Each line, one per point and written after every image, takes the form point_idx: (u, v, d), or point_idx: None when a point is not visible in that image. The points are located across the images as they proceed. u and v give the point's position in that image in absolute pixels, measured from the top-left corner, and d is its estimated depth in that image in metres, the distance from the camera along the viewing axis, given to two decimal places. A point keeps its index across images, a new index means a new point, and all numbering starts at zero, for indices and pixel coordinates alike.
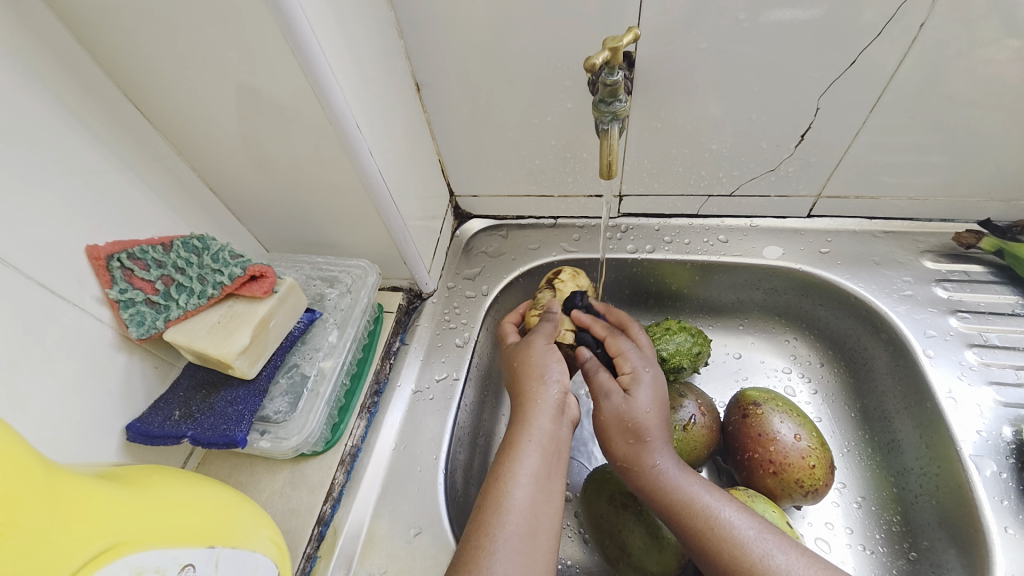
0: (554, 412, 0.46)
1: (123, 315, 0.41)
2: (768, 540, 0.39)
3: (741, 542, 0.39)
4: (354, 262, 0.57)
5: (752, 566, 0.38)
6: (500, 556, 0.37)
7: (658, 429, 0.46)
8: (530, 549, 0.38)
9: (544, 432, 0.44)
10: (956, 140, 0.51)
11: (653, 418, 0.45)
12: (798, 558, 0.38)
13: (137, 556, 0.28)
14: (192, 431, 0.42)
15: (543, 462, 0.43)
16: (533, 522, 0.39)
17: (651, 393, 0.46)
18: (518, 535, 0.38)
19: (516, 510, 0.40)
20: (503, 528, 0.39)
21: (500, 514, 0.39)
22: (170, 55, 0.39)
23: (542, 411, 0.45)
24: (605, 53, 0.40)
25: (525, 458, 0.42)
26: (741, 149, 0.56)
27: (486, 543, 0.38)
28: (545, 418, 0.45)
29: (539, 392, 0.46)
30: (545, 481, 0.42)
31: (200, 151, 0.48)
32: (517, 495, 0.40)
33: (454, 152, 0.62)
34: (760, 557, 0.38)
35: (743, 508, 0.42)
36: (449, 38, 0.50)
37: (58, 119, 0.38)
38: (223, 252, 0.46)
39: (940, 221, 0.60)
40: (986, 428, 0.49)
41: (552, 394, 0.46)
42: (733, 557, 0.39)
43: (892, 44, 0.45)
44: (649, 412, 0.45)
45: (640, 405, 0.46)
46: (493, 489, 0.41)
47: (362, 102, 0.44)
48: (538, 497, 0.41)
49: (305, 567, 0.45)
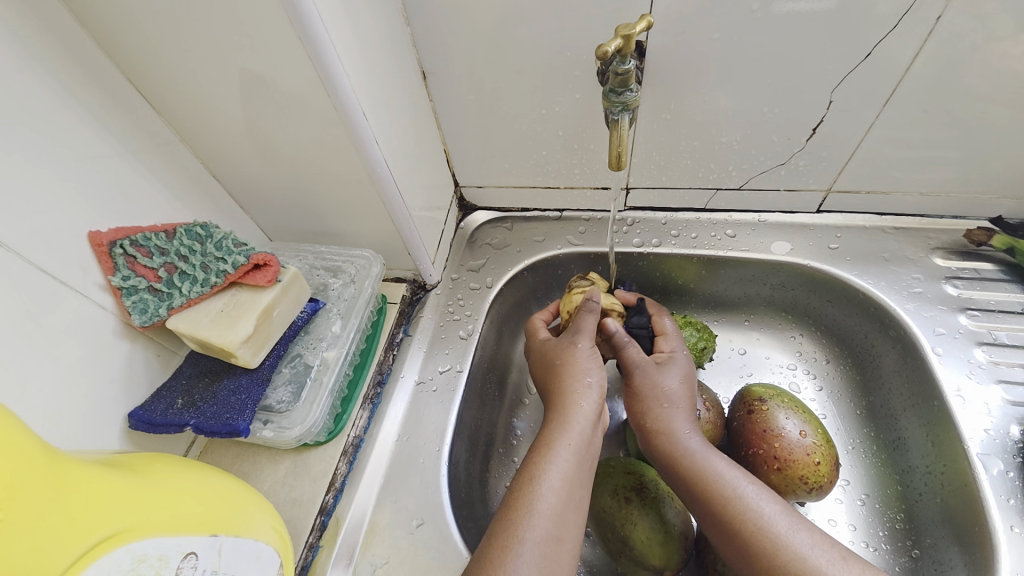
0: (592, 415, 0.45)
1: (126, 303, 0.41)
2: (793, 516, 0.39)
3: (764, 515, 0.39)
4: (358, 252, 0.56)
5: (777, 539, 0.38)
6: (525, 559, 0.37)
7: (682, 405, 0.47)
8: (557, 553, 0.38)
9: (580, 435, 0.44)
10: (971, 135, 0.50)
11: (683, 391, 0.48)
12: (820, 539, 0.38)
13: (140, 544, 0.28)
14: (195, 419, 0.42)
15: (574, 465, 0.42)
16: (559, 528, 0.39)
17: (683, 368, 0.50)
18: (545, 541, 0.38)
19: (545, 514, 0.39)
20: (532, 531, 0.38)
21: (529, 517, 0.39)
22: (173, 39, 0.38)
23: (580, 417, 0.44)
24: (617, 41, 0.39)
25: (558, 461, 0.42)
26: (751, 142, 0.55)
27: (512, 544, 0.37)
28: (583, 422, 0.44)
29: (579, 395, 0.46)
30: (575, 485, 0.41)
31: (203, 138, 0.47)
32: (546, 499, 0.40)
33: (460, 142, 0.61)
34: (786, 533, 0.38)
35: (764, 486, 0.42)
36: (457, 25, 0.49)
37: (60, 103, 0.38)
38: (227, 240, 0.45)
39: (951, 217, 0.59)
40: (993, 427, 0.49)
41: (592, 398, 0.46)
42: (756, 529, 0.39)
43: (909, 36, 0.44)
44: (675, 384, 0.48)
45: (670, 377, 0.49)
46: (521, 492, 0.40)
47: (367, 90, 0.43)
48: (567, 501, 0.40)
49: (307, 556, 0.46)
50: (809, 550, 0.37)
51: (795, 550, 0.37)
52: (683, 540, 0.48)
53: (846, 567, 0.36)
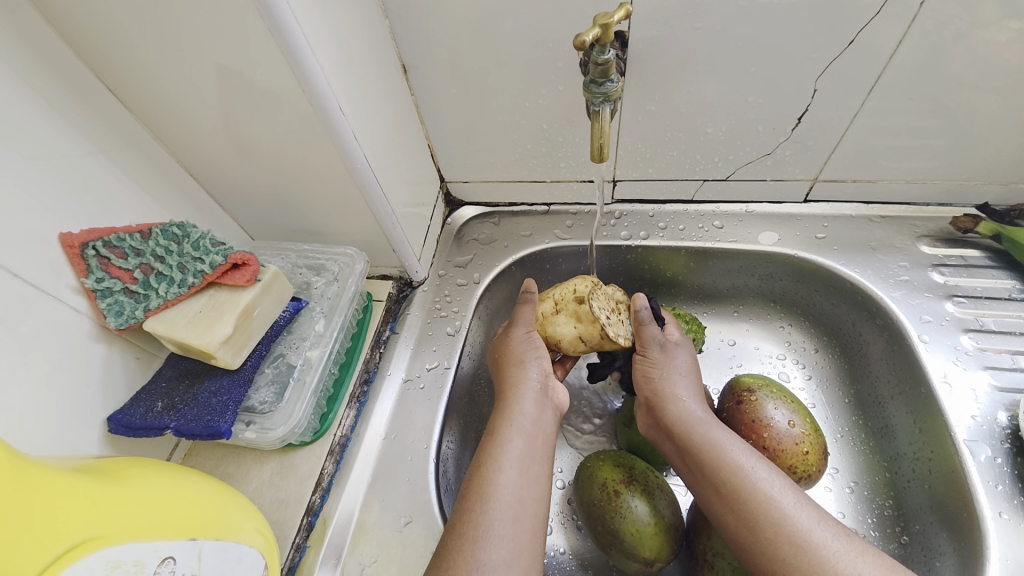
0: (537, 395, 0.48)
1: (101, 306, 0.40)
2: (796, 493, 0.40)
3: (770, 490, 0.40)
4: (341, 250, 0.56)
5: (783, 512, 0.38)
6: (489, 542, 0.37)
7: (691, 383, 0.49)
8: (517, 534, 0.38)
9: (527, 417, 0.46)
10: (956, 122, 0.50)
11: (687, 372, 0.49)
12: (825, 517, 0.38)
13: (114, 550, 0.27)
14: (175, 422, 0.41)
15: (528, 447, 0.44)
16: (518, 507, 0.40)
17: (689, 354, 0.51)
18: (505, 522, 0.39)
19: (502, 496, 0.40)
20: (489, 513, 0.39)
21: (484, 500, 0.40)
22: (141, 34, 0.37)
23: (526, 398, 0.47)
24: (595, 31, 0.38)
25: (511, 444, 0.43)
26: (736, 132, 0.55)
27: (471, 530, 0.38)
28: (530, 404, 0.47)
29: (520, 377, 0.48)
30: (529, 464, 0.43)
31: (178, 136, 0.46)
32: (504, 481, 0.41)
33: (443, 136, 0.60)
34: (791, 510, 0.38)
35: (771, 465, 0.43)
36: (435, 17, 0.48)
37: (26, 102, 0.37)
38: (205, 239, 0.45)
39: (937, 205, 0.59)
40: (980, 414, 0.49)
41: (537, 379, 0.49)
42: (763, 503, 0.39)
43: (892, 22, 0.43)
44: (684, 363, 0.50)
45: (681, 357, 0.50)
46: (479, 478, 0.41)
47: (344, 84, 0.42)
48: (524, 483, 0.41)
49: (294, 557, 0.45)
50: (814, 527, 0.37)
51: (801, 525, 0.37)
52: (672, 531, 0.48)
53: (849, 545, 0.36)
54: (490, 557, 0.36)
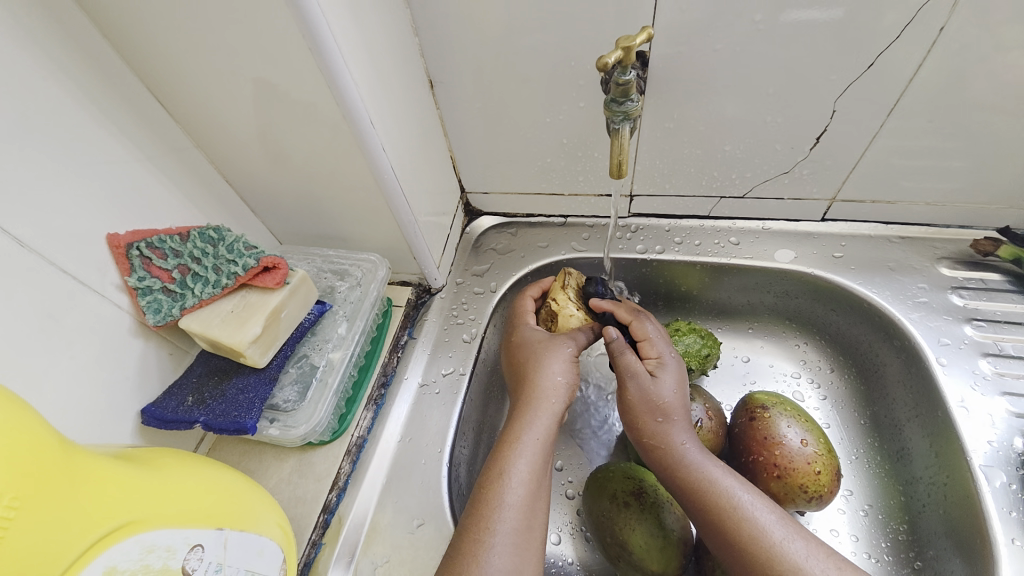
0: (557, 407, 0.47)
1: (141, 303, 0.43)
2: (788, 526, 0.40)
3: (761, 524, 0.40)
4: (365, 256, 0.58)
5: (772, 548, 0.38)
6: (498, 551, 0.38)
7: (680, 419, 0.47)
8: (524, 543, 0.39)
9: (546, 427, 0.45)
10: (976, 144, 0.50)
11: (676, 401, 0.47)
12: (818, 548, 0.39)
13: (149, 534, 0.29)
14: (204, 417, 0.43)
15: (541, 458, 0.44)
16: (527, 518, 0.40)
17: (673, 378, 0.48)
18: (516, 531, 0.39)
19: (514, 506, 0.40)
20: (503, 522, 0.39)
21: (500, 509, 0.40)
22: (190, 50, 0.40)
23: (547, 409, 0.46)
24: (617, 52, 0.40)
25: (524, 453, 0.43)
26: (754, 150, 0.55)
27: (484, 538, 0.39)
28: (546, 416, 0.46)
29: (542, 385, 0.47)
30: (541, 475, 0.43)
31: (217, 144, 0.49)
32: (516, 491, 0.41)
33: (466, 148, 0.62)
34: (782, 543, 0.39)
35: (763, 495, 0.43)
36: (464, 35, 0.50)
37: (85, 111, 0.40)
38: (238, 243, 0.47)
39: (958, 227, 0.59)
40: (997, 439, 0.49)
41: (561, 388, 0.48)
42: (751, 539, 0.39)
43: (912, 45, 0.44)
44: (672, 396, 0.47)
45: (664, 388, 0.47)
46: (491, 484, 0.42)
47: (376, 98, 0.44)
48: (535, 493, 0.42)
49: (310, 553, 0.46)
50: (806, 560, 0.37)
51: (789, 561, 0.38)
52: (681, 546, 0.48)
53: None
54: (499, 565, 0.38)
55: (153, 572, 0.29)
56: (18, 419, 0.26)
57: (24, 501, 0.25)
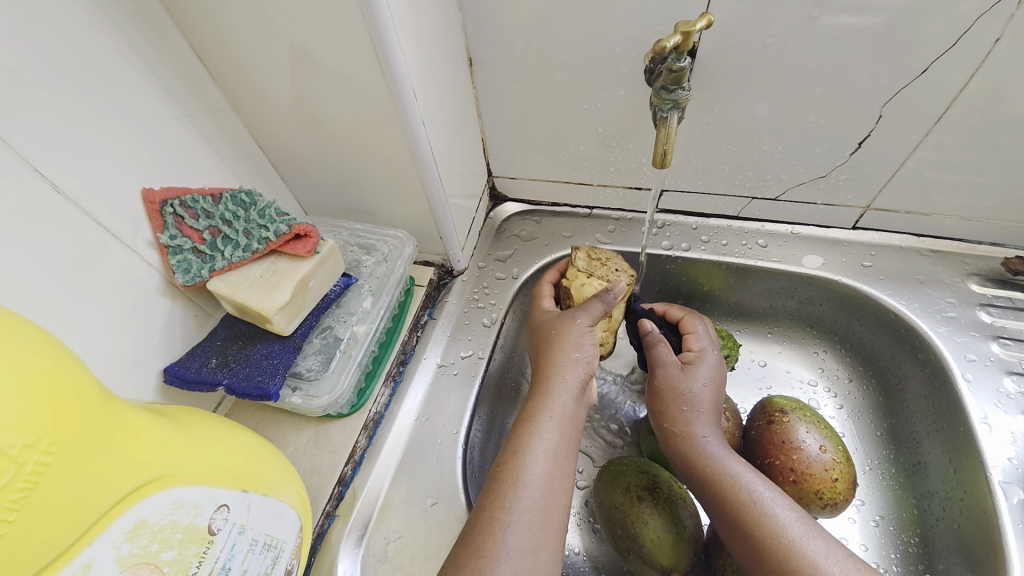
0: (576, 388, 0.46)
1: (171, 261, 0.42)
2: (807, 525, 0.39)
3: (780, 522, 0.39)
4: (392, 232, 0.57)
5: (790, 544, 0.38)
6: (515, 529, 0.38)
7: (706, 411, 0.47)
8: (544, 522, 0.39)
9: (564, 408, 0.44)
10: (1016, 162, 0.49)
11: (707, 394, 0.47)
12: (836, 548, 0.38)
13: (179, 490, 0.29)
14: (228, 379, 0.43)
15: (562, 438, 0.43)
16: (548, 497, 0.40)
17: (709, 371, 0.48)
18: (533, 510, 0.39)
19: (532, 484, 0.40)
20: (520, 501, 0.39)
21: (516, 488, 0.40)
22: (233, 8, 0.39)
23: (564, 389, 0.45)
24: (676, 37, 0.40)
25: (542, 433, 0.43)
26: (792, 152, 0.55)
27: (501, 515, 0.39)
28: (565, 394, 0.45)
29: (565, 368, 0.46)
30: (560, 455, 0.42)
31: (252, 106, 0.48)
32: (533, 470, 0.41)
33: (498, 131, 0.61)
34: (801, 540, 0.38)
35: (783, 493, 0.42)
36: (507, 13, 0.49)
37: (129, 65, 0.39)
38: (270, 209, 0.46)
39: (989, 244, 0.58)
40: (1018, 457, 0.48)
41: (577, 372, 0.46)
42: (769, 536, 0.39)
43: (967, 56, 0.43)
44: (703, 387, 0.47)
45: (695, 381, 0.48)
46: (509, 463, 0.41)
47: (419, 72, 0.44)
48: (553, 472, 0.41)
49: (323, 523, 0.47)
50: (823, 560, 0.37)
51: (808, 558, 0.37)
52: (692, 542, 0.48)
53: None
54: (517, 544, 0.37)
55: (180, 529, 0.28)
56: (57, 365, 0.25)
57: (60, 449, 0.24)
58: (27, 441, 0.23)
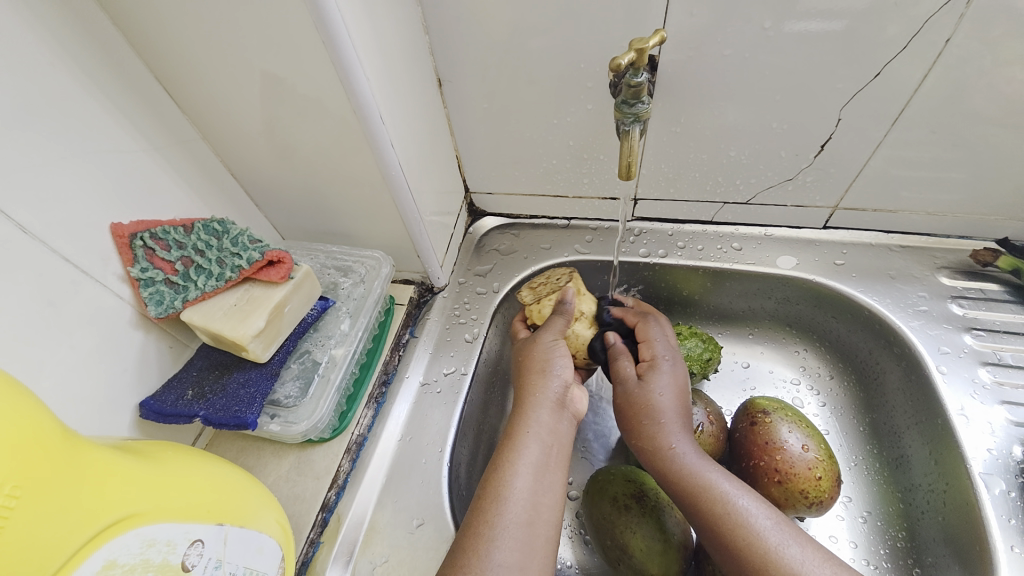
0: (554, 405, 0.46)
1: (143, 294, 0.42)
2: (784, 532, 0.39)
3: (757, 530, 0.39)
4: (369, 253, 0.57)
5: (766, 555, 0.38)
6: (500, 544, 0.38)
7: (671, 420, 0.46)
8: (529, 538, 0.39)
9: (544, 425, 0.45)
10: (976, 156, 0.51)
11: (667, 402, 0.47)
12: (813, 553, 0.38)
13: (150, 528, 0.29)
14: (204, 411, 0.43)
15: (544, 456, 0.43)
16: (532, 511, 0.40)
17: (666, 378, 0.48)
18: (519, 524, 0.39)
19: (515, 500, 0.40)
20: (503, 517, 0.39)
21: (499, 504, 0.40)
22: (198, 42, 0.40)
23: (543, 406, 0.45)
24: (630, 54, 0.41)
25: (527, 449, 0.43)
26: (759, 157, 0.56)
27: (486, 531, 0.38)
28: (546, 412, 0.45)
29: (543, 386, 0.47)
30: (543, 471, 0.42)
31: (221, 135, 0.49)
32: (516, 485, 0.41)
33: (472, 148, 0.62)
34: (778, 549, 0.38)
35: (762, 500, 0.42)
36: (474, 33, 0.50)
37: (95, 100, 0.39)
38: (243, 236, 0.46)
39: (957, 237, 0.60)
40: (996, 447, 0.49)
41: (555, 391, 0.47)
42: (746, 543, 0.39)
43: (918, 57, 0.44)
44: (663, 395, 0.47)
45: (654, 390, 0.47)
46: (494, 480, 0.41)
47: (386, 95, 0.44)
48: (538, 487, 0.41)
49: (307, 551, 0.46)
50: (802, 564, 0.37)
51: (786, 565, 0.37)
52: (681, 549, 0.48)
53: None
54: (502, 559, 0.37)
55: (152, 568, 0.28)
56: (21, 407, 0.25)
57: (24, 492, 0.24)
58: None
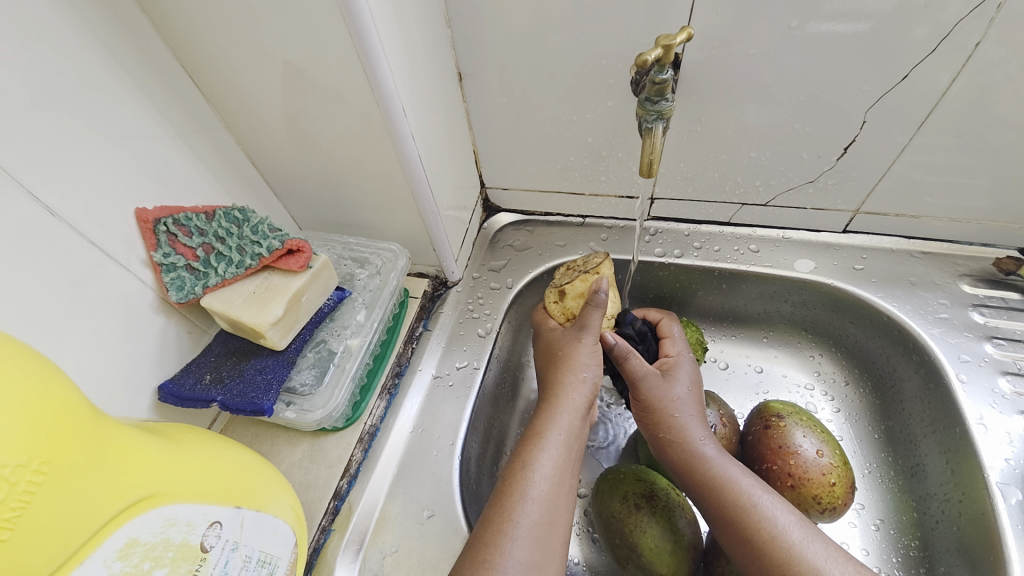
0: (582, 407, 0.46)
1: (164, 279, 0.43)
2: (807, 529, 0.39)
3: (779, 525, 0.39)
4: (385, 245, 0.57)
5: (790, 548, 0.38)
6: (520, 542, 0.38)
7: (692, 415, 0.48)
8: (548, 537, 0.39)
9: (570, 425, 0.45)
10: (1003, 163, 0.50)
11: (688, 399, 0.48)
12: (837, 554, 0.38)
13: (171, 508, 0.29)
14: (221, 396, 0.43)
15: (566, 454, 0.43)
16: (550, 512, 0.40)
17: (686, 373, 0.50)
18: (539, 524, 0.39)
19: (538, 499, 0.40)
20: (525, 515, 0.39)
21: (522, 503, 0.40)
22: (224, 31, 0.40)
23: (570, 408, 0.46)
24: (657, 51, 0.41)
25: (548, 449, 0.43)
26: (779, 158, 0.55)
27: (507, 528, 0.38)
28: (571, 412, 0.45)
29: (572, 387, 0.47)
30: (566, 470, 0.42)
31: (242, 124, 0.49)
32: (539, 484, 0.41)
33: (490, 142, 0.62)
34: (801, 544, 0.38)
35: (779, 497, 0.42)
36: (496, 27, 0.50)
37: (124, 88, 0.40)
38: (263, 225, 0.47)
39: (980, 245, 0.59)
40: (1015, 457, 0.48)
41: (583, 391, 0.47)
42: (769, 541, 0.39)
43: (947, 60, 0.43)
44: (681, 393, 0.48)
45: (675, 387, 0.49)
46: (516, 475, 0.41)
47: (408, 87, 0.44)
48: (558, 486, 0.41)
49: (319, 538, 0.47)
50: (825, 563, 0.37)
51: (809, 561, 0.37)
52: (691, 550, 0.48)
53: None
54: (521, 557, 0.37)
55: (173, 547, 0.29)
56: (49, 385, 0.25)
57: (51, 468, 0.24)
58: (18, 461, 0.23)
